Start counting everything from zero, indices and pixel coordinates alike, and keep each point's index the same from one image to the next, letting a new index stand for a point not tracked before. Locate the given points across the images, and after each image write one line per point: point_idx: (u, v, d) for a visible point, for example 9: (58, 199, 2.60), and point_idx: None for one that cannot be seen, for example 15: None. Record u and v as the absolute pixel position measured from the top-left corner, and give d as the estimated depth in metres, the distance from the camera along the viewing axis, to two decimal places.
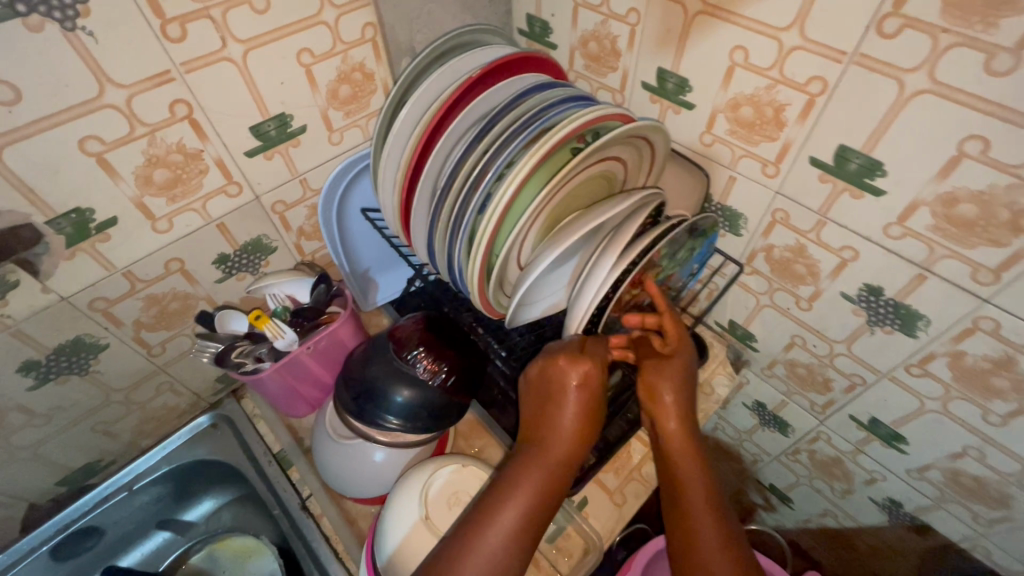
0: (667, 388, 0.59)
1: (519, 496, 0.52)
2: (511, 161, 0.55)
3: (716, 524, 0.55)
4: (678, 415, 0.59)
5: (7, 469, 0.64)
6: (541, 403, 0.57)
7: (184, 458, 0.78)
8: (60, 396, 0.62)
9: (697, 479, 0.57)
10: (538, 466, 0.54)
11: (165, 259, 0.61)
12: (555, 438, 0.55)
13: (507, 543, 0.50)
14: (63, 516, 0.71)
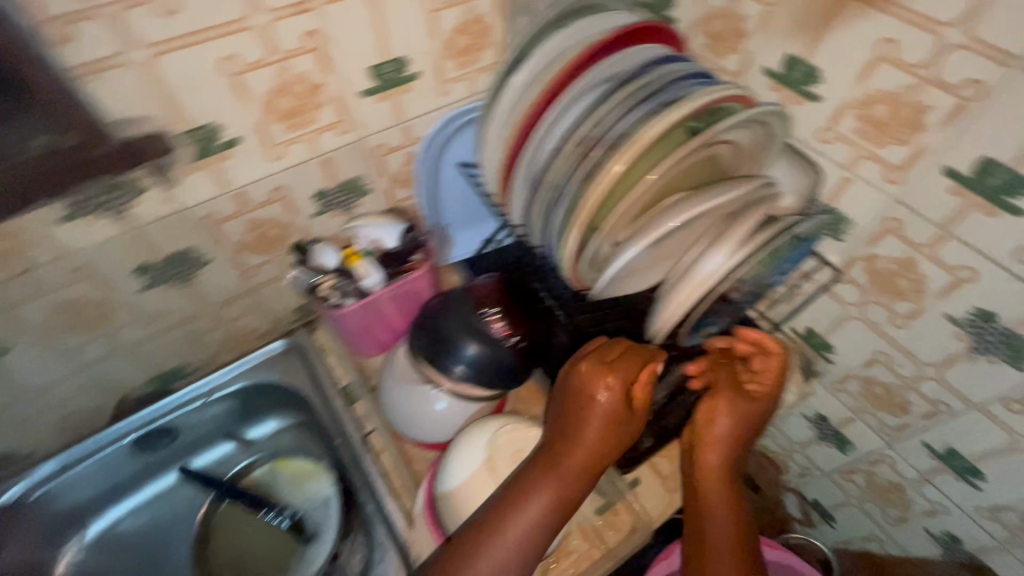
0: (725, 418, 0.64)
1: (535, 501, 0.56)
2: (636, 124, 0.54)
3: (731, 551, 0.60)
4: (725, 445, 0.64)
5: (109, 361, 0.69)
6: (568, 410, 0.60)
7: (256, 379, 0.81)
8: (163, 301, 0.66)
9: (721, 508, 0.62)
10: (556, 473, 0.57)
11: (271, 186, 0.63)
12: (575, 449, 0.58)
13: (521, 543, 0.55)
14: (148, 413, 0.76)
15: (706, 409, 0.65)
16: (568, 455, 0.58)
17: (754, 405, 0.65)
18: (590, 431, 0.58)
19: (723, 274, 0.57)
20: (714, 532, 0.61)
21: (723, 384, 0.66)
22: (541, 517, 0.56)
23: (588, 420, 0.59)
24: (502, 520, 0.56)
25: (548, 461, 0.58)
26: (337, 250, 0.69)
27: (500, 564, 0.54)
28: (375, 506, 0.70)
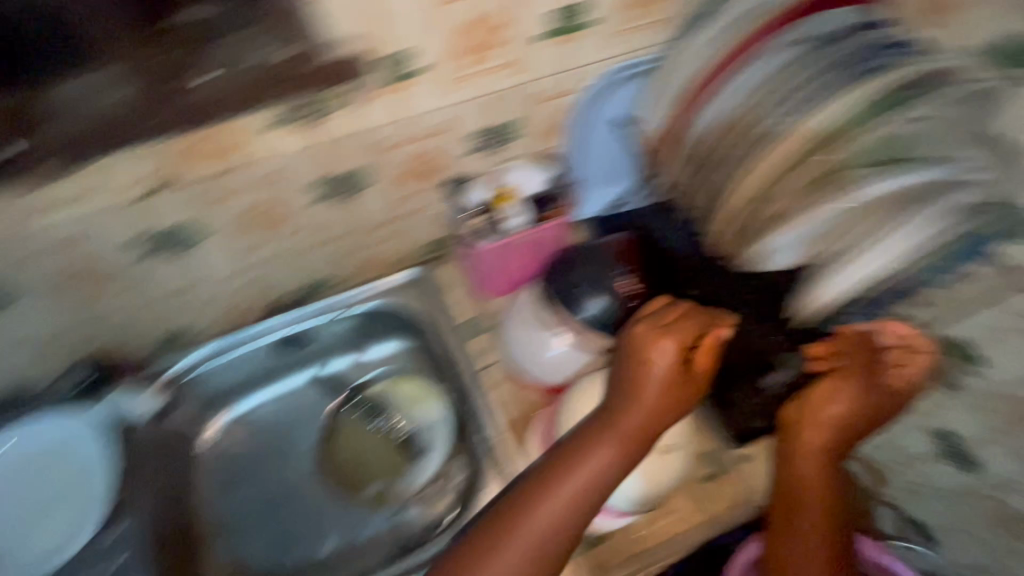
0: (841, 403, 0.62)
1: (591, 461, 0.58)
2: (806, 109, 0.56)
3: (818, 526, 0.60)
4: (833, 429, 0.62)
5: (267, 266, 0.75)
6: (622, 375, 0.61)
7: (385, 302, 0.85)
8: (323, 218, 0.71)
9: (815, 486, 0.61)
10: (611, 436, 0.59)
11: (438, 119, 0.66)
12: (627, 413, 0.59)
13: (576, 499, 0.57)
14: (291, 316, 0.83)
15: (823, 390, 0.62)
16: (623, 418, 0.59)
17: (874, 397, 0.61)
18: (647, 398, 0.59)
19: (892, 273, 0.53)
20: (804, 508, 0.61)
21: (849, 370, 0.62)
22: (597, 477, 0.58)
23: (642, 385, 0.59)
24: (560, 478, 0.58)
25: (605, 424, 0.60)
26: (482, 188, 0.72)
27: (556, 518, 0.57)
28: (489, 434, 0.75)
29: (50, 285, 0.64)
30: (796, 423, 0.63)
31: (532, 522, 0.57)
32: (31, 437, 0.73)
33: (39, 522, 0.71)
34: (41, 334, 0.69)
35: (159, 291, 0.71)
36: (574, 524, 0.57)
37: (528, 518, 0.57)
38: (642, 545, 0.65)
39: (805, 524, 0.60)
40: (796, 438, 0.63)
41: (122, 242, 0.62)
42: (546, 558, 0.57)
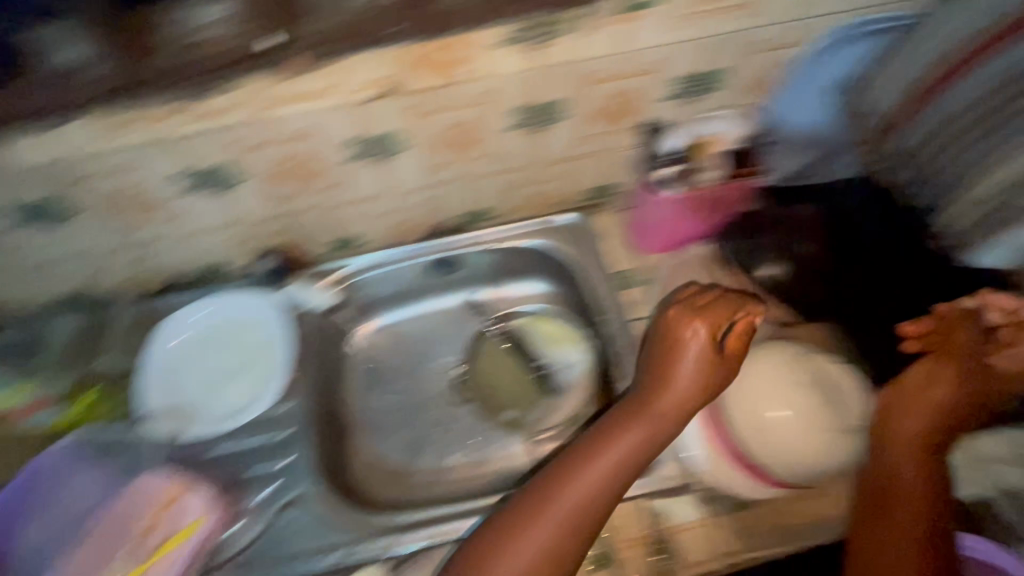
0: (943, 386, 0.63)
1: (620, 444, 0.60)
2: None
3: (918, 517, 0.57)
4: (936, 415, 0.62)
5: (445, 187, 0.78)
6: (659, 358, 0.64)
7: (538, 241, 0.85)
8: (509, 146, 0.72)
9: (913, 475, 0.59)
10: (642, 417, 0.61)
11: (650, 58, 0.64)
12: (664, 394, 0.62)
13: (608, 474, 0.59)
14: (448, 241, 0.86)
15: (922, 374, 0.64)
16: (652, 404, 0.62)
17: (980, 386, 0.64)
18: (678, 384, 0.62)
19: None
20: (899, 500, 0.58)
21: (950, 353, 0.64)
22: (625, 461, 0.60)
23: (679, 365, 0.63)
24: (591, 457, 0.60)
25: (633, 410, 0.62)
26: (679, 138, 0.70)
27: (586, 491, 0.58)
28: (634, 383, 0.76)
29: (268, 176, 0.69)
30: (891, 408, 0.63)
31: (562, 501, 0.57)
32: (234, 310, 0.82)
33: (229, 385, 0.78)
34: (247, 221, 0.76)
35: (350, 196, 0.75)
36: (602, 507, 0.58)
37: (557, 496, 0.57)
38: (792, 518, 0.64)
39: (902, 512, 0.57)
40: (892, 422, 0.62)
41: (339, 142, 0.66)
42: (575, 539, 0.56)
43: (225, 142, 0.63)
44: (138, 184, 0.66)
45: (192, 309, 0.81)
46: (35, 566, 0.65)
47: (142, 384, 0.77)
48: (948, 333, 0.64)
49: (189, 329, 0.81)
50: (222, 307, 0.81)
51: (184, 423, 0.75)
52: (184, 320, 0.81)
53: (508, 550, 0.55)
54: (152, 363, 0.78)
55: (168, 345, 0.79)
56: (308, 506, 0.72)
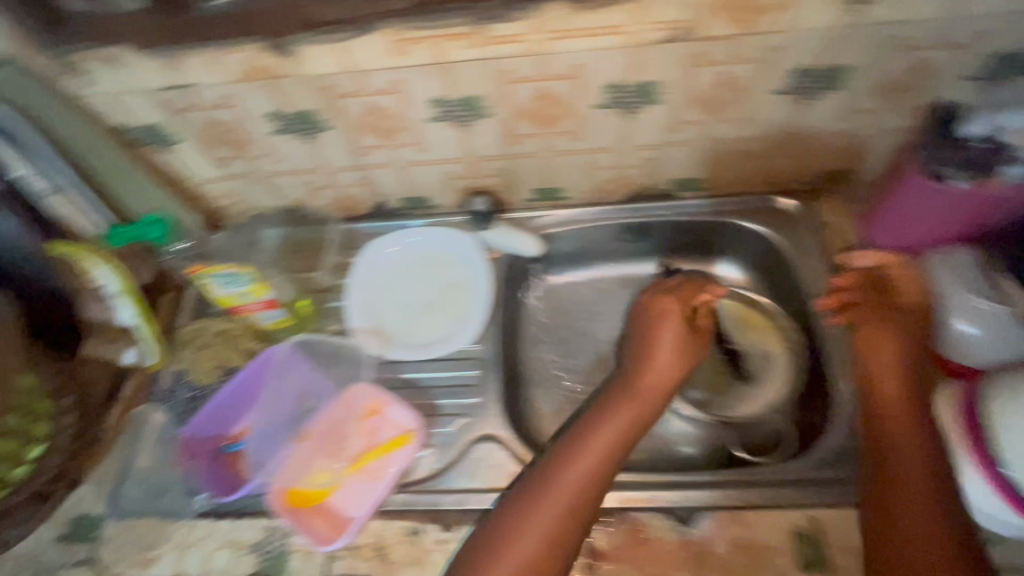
0: (888, 346, 0.65)
1: (610, 427, 0.65)
2: None
3: (928, 490, 0.56)
4: (903, 381, 0.63)
5: (675, 149, 0.74)
6: (642, 343, 0.72)
7: (745, 218, 0.81)
8: (767, 112, 0.67)
9: (915, 448, 0.59)
10: (630, 400, 0.67)
11: (973, 28, 0.57)
12: (649, 372, 0.69)
13: (607, 453, 0.63)
14: (649, 206, 0.83)
15: (875, 331, 0.67)
16: (637, 391, 0.68)
17: (904, 326, 0.66)
18: (660, 361, 0.70)
19: None
20: (900, 504, 0.56)
21: (887, 313, 0.68)
22: (614, 442, 0.64)
23: (659, 346, 0.71)
24: (585, 443, 0.63)
25: (617, 398, 0.68)
26: (982, 127, 0.61)
27: (587, 472, 0.61)
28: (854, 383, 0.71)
29: (513, 116, 0.68)
30: (878, 401, 0.63)
31: (558, 484, 0.60)
32: (441, 247, 0.84)
33: (428, 318, 0.81)
34: (472, 158, 0.76)
35: (580, 145, 0.73)
36: (601, 484, 0.61)
37: (553, 484, 0.60)
38: (853, 536, 0.61)
39: (913, 488, 0.57)
40: (886, 410, 0.62)
41: (600, 86, 0.63)
42: (576, 514, 0.59)
43: (491, 73, 0.61)
44: (392, 106, 0.66)
45: (402, 234, 0.84)
46: (266, 440, 0.73)
47: (349, 297, 0.82)
48: (877, 302, 0.69)
49: (397, 255, 0.84)
50: (431, 240, 0.84)
51: (384, 343, 0.79)
52: (392, 243, 0.84)
53: (515, 539, 0.57)
54: (360, 279, 0.83)
55: (377, 266, 0.84)
56: (498, 445, 0.73)
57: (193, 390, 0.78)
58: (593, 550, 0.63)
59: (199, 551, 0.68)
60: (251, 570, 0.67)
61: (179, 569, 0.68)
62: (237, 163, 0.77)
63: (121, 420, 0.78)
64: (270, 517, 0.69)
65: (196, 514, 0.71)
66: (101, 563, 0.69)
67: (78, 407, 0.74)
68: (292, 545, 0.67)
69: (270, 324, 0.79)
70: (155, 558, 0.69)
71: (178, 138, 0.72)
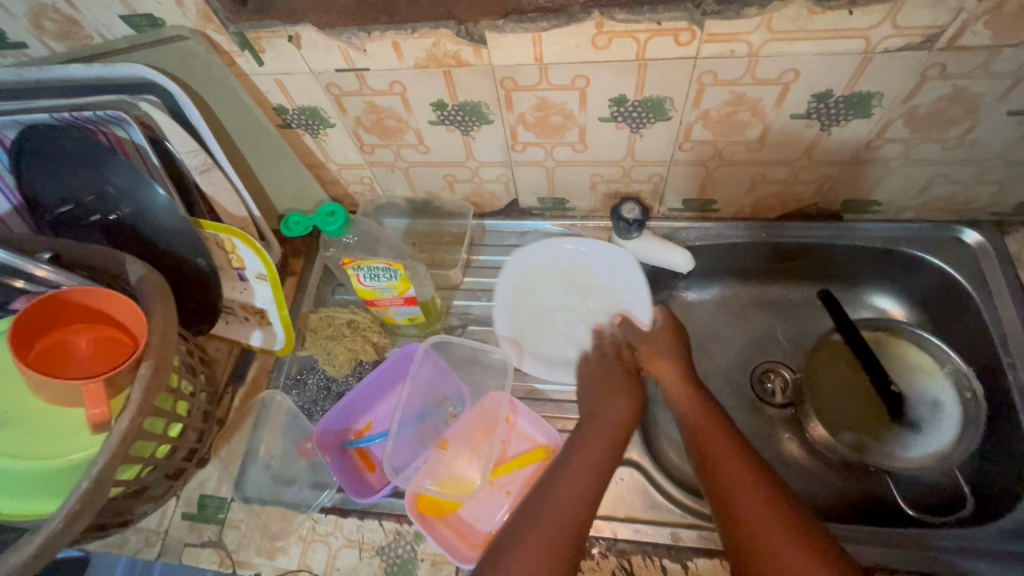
0: (677, 383, 0.70)
1: (581, 452, 0.62)
2: None
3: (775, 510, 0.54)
4: (703, 409, 0.66)
5: (863, 168, 0.67)
6: (595, 389, 0.71)
7: (920, 248, 0.74)
8: (993, 133, 0.60)
9: (729, 460, 0.59)
10: (582, 441, 0.64)
11: None
12: (601, 413, 0.67)
13: (571, 497, 0.58)
14: (809, 228, 0.77)
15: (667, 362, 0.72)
16: (600, 415, 0.67)
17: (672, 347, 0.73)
18: (619, 404, 0.68)
19: None
20: (758, 534, 0.53)
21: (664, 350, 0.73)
22: (591, 461, 0.61)
23: (609, 389, 0.71)
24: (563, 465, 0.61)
25: (588, 424, 0.66)
26: None
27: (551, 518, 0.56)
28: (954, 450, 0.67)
29: (697, 120, 0.62)
30: (693, 437, 0.63)
31: (541, 507, 0.57)
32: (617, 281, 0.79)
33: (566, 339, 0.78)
34: (630, 163, 0.71)
35: (755, 157, 0.67)
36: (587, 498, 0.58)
37: (538, 509, 0.57)
38: None
39: (745, 498, 0.56)
40: (697, 440, 0.63)
41: (809, 95, 0.57)
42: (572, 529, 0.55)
43: (689, 74, 0.56)
44: (566, 103, 0.62)
45: (585, 243, 0.79)
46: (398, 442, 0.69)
47: (500, 284, 0.78)
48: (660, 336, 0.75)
49: (569, 258, 0.81)
50: (610, 264, 0.79)
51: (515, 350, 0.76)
52: (573, 242, 0.80)
53: None
54: (524, 268, 0.80)
55: (548, 260, 0.81)
56: (633, 469, 0.69)
57: (322, 378, 0.77)
58: None
59: (323, 549, 0.66)
60: (380, 574, 0.64)
61: (305, 564, 0.65)
62: (383, 151, 0.74)
63: (246, 403, 0.77)
64: (396, 518, 0.66)
65: (320, 507, 0.68)
66: (227, 548, 0.67)
67: (208, 387, 0.73)
68: (421, 552, 0.64)
69: (402, 320, 0.77)
70: (281, 549, 0.66)
71: (333, 122, 0.70)
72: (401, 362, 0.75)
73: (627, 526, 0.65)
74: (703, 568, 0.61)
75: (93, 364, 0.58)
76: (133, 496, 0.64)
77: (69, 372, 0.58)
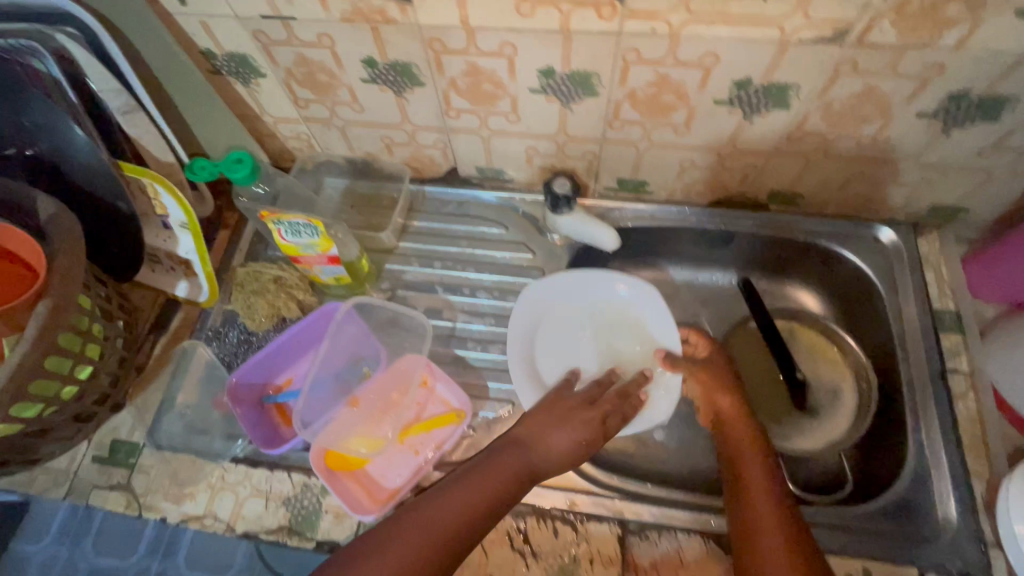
0: (725, 402, 0.69)
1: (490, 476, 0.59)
2: None
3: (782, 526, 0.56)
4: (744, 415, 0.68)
5: (787, 161, 0.69)
6: (545, 405, 0.68)
7: (838, 243, 0.76)
8: (904, 135, 0.62)
9: (758, 468, 0.62)
10: (518, 452, 0.63)
11: None
12: (543, 430, 0.65)
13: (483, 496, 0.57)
14: (736, 216, 0.79)
15: (716, 379, 0.71)
16: (536, 443, 0.64)
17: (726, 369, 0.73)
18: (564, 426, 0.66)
19: None
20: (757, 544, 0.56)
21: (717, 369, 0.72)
22: (505, 481, 0.59)
23: (560, 407, 0.68)
24: (468, 477, 0.59)
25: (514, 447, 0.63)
26: None
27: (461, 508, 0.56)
28: (839, 436, 0.74)
29: (625, 100, 0.63)
30: (729, 455, 0.65)
31: (437, 507, 0.56)
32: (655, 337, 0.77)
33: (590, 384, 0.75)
34: (563, 138, 0.71)
35: (683, 141, 0.68)
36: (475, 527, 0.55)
37: (438, 505, 0.56)
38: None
39: (760, 513, 0.58)
40: (732, 441, 0.66)
41: (730, 81, 0.58)
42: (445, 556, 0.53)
43: (613, 50, 0.56)
44: (496, 70, 0.62)
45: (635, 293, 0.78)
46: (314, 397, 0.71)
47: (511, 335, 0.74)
48: (716, 358, 0.74)
49: (613, 304, 0.79)
50: (652, 317, 0.77)
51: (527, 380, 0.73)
52: (620, 287, 0.78)
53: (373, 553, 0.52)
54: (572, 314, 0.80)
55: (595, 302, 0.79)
56: None
57: (244, 332, 0.77)
58: (627, 562, 0.62)
59: (230, 497, 0.67)
60: (283, 523, 0.65)
61: (211, 511, 0.67)
62: (317, 107, 0.73)
63: (166, 352, 0.77)
64: (306, 472, 0.68)
65: (231, 458, 0.69)
66: (135, 492, 0.68)
67: (127, 333, 0.72)
68: (326, 505, 0.66)
69: (329, 280, 0.77)
70: (189, 495, 0.67)
71: (264, 72, 0.69)
72: (322, 320, 0.75)
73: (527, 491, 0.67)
74: (592, 532, 0.63)
75: None
76: (37, 435, 0.64)
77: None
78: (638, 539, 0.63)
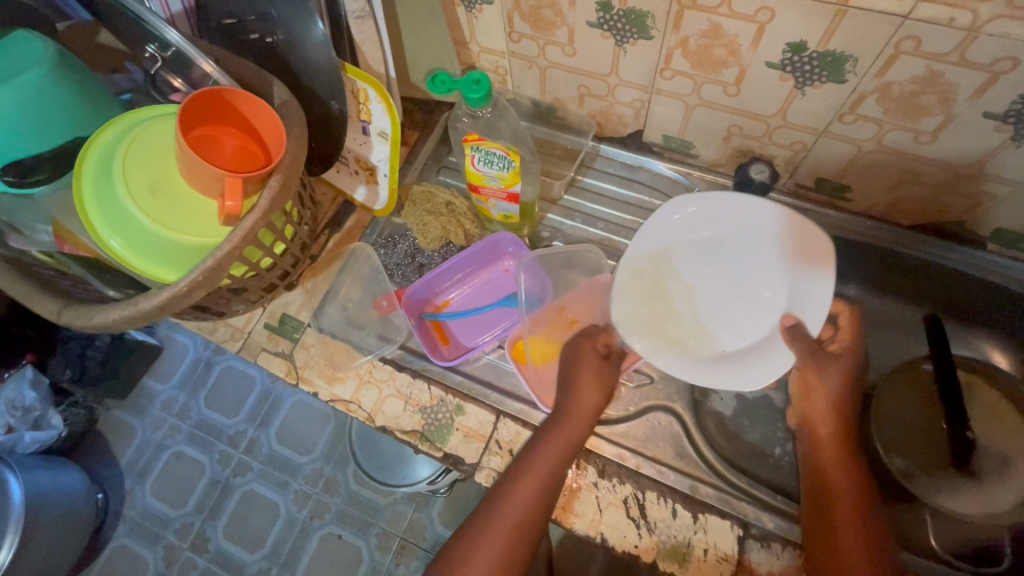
0: (823, 403, 0.64)
1: (523, 484, 0.59)
2: None
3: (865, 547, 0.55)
4: (835, 425, 0.63)
5: None
6: (564, 384, 0.67)
7: None
8: None
9: (845, 484, 0.59)
10: (558, 432, 0.63)
11: None
12: (571, 405, 0.65)
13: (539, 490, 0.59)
14: (931, 245, 0.73)
15: (819, 381, 0.64)
16: (561, 423, 0.63)
17: (845, 374, 0.63)
18: (583, 396, 0.65)
19: None
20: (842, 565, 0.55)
21: (829, 372, 0.63)
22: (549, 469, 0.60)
23: (581, 382, 0.66)
24: (499, 496, 0.60)
25: (520, 471, 0.60)
26: None
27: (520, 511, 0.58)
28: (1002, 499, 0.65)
29: (875, 95, 0.57)
30: (815, 468, 0.62)
31: (491, 519, 0.59)
32: (794, 304, 0.65)
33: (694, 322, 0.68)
34: (777, 122, 0.67)
35: (917, 151, 0.62)
36: (531, 528, 0.58)
37: (490, 518, 0.59)
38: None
39: (848, 533, 0.56)
40: (824, 463, 0.62)
41: (1015, 93, 0.51)
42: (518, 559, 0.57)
43: (889, 35, 0.51)
44: (738, 36, 0.58)
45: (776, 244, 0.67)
46: (478, 317, 0.82)
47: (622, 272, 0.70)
48: (851, 349, 0.64)
49: (751, 250, 0.68)
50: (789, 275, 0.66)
51: (635, 280, 0.69)
52: (763, 236, 0.67)
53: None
54: (665, 246, 0.70)
55: (756, 258, 0.68)
56: (675, 419, 0.72)
57: (412, 247, 0.84)
58: (741, 563, 0.61)
59: (375, 391, 0.73)
60: (417, 428, 0.70)
61: (357, 399, 0.72)
62: (528, 44, 0.73)
63: (337, 249, 0.83)
64: (444, 388, 0.72)
65: (379, 356, 0.75)
66: (295, 363, 0.76)
67: (312, 223, 0.78)
68: (458, 423, 0.70)
69: (495, 214, 0.80)
70: (340, 380, 0.74)
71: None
72: (488, 247, 0.81)
73: (650, 464, 0.68)
74: (711, 523, 0.63)
75: (221, 161, 0.61)
76: (233, 292, 0.71)
77: (203, 157, 0.59)
78: (757, 546, 0.62)
